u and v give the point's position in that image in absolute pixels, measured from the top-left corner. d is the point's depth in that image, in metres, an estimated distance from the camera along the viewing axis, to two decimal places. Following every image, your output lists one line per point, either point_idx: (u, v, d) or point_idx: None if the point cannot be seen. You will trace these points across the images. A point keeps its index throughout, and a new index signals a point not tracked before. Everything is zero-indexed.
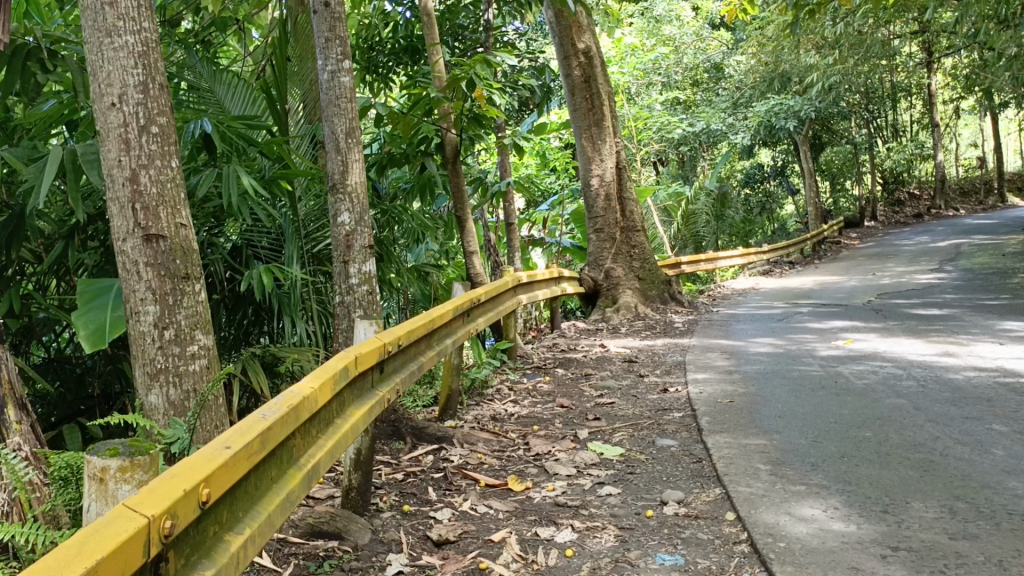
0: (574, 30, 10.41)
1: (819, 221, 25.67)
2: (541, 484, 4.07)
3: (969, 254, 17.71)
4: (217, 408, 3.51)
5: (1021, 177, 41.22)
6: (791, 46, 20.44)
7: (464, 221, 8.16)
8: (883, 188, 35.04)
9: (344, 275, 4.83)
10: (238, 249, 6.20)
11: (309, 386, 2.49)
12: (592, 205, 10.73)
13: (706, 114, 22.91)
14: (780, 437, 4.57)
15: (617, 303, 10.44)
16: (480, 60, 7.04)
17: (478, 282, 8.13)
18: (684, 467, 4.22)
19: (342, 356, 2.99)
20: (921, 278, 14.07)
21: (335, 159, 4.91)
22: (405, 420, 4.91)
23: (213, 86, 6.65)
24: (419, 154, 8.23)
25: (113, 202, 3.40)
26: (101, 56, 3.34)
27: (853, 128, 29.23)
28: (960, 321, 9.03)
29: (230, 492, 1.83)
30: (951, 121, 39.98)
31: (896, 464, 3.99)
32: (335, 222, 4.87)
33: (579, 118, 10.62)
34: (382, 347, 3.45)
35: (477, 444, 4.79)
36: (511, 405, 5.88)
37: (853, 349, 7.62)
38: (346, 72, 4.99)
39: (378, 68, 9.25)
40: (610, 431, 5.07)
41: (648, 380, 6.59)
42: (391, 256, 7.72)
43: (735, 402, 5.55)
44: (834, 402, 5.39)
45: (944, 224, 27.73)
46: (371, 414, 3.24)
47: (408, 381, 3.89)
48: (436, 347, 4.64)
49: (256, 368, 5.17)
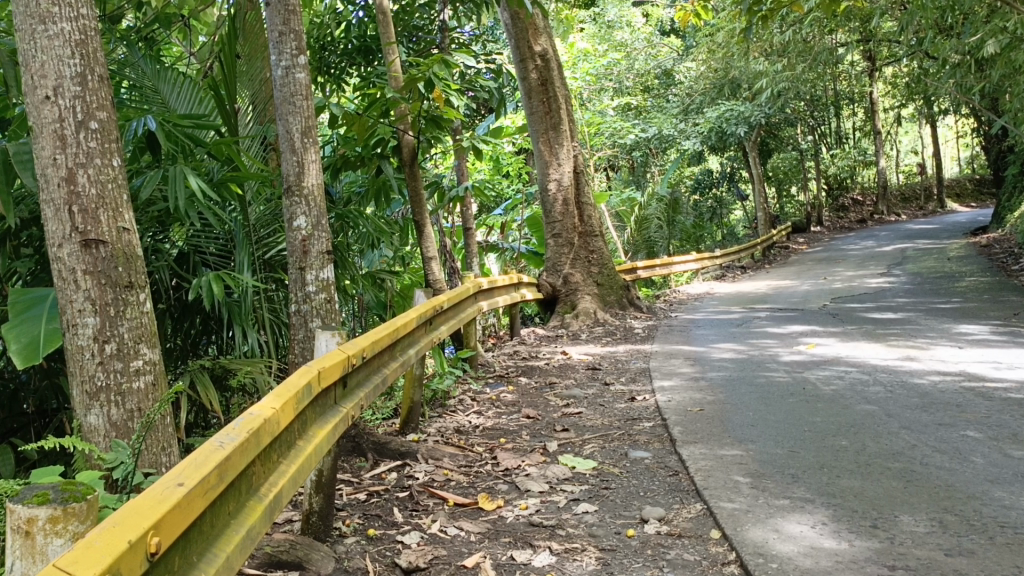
0: (530, 33, 10.21)
1: (768, 227, 26.01)
2: (513, 502, 3.86)
3: (914, 258, 18.16)
4: (163, 427, 3.21)
5: (957, 183, 42.59)
6: (741, 54, 20.69)
7: (422, 225, 7.93)
8: (828, 194, 35.79)
9: (301, 282, 4.55)
10: (184, 255, 5.83)
11: (270, 406, 2.24)
12: (550, 210, 10.56)
13: (657, 119, 23.01)
14: (756, 447, 4.46)
15: (577, 309, 10.31)
16: (438, 61, 6.84)
17: (437, 288, 7.90)
18: (661, 480, 4.07)
19: (304, 371, 2.74)
20: (872, 282, 14.29)
21: (289, 160, 4.64)
22: (366, 435, 4.66)
23: (157, 85, 6.31)
24: (375, 157, 7.92)
25: (47, 204, 3.09)
26: (34, 45, 3.04)
27: (800, 135, 29.76)
28: (916, 325, 9.13)
29: (182, 536, 1.58)
30: (892, 129, 41.11)
31: (876, 475, 3.90)
32: (290, 226, 4.59)
33: (536, 122, 10.46)
34: (346, 360, 3.22)
35: (443, 459, 4.56)
36: (475, 416, 5.66)
37: (815, 353, 7.61)
38: (301, 69, 4.72)
39: (330, 69, 8.95)
40: (580, 442, 4.90)
41: (614, 388, 6.44)
42: (347, 261, 7.47)
43: (705, 410, 5.43)
44: (805, 409, 5.32)
45: (887, 229, 28.43)
46: (334, 433, 2.99)
47: (373, 396, 3.65)
48: (399, 358, 4.41)
49: (205, 383, 4.84)
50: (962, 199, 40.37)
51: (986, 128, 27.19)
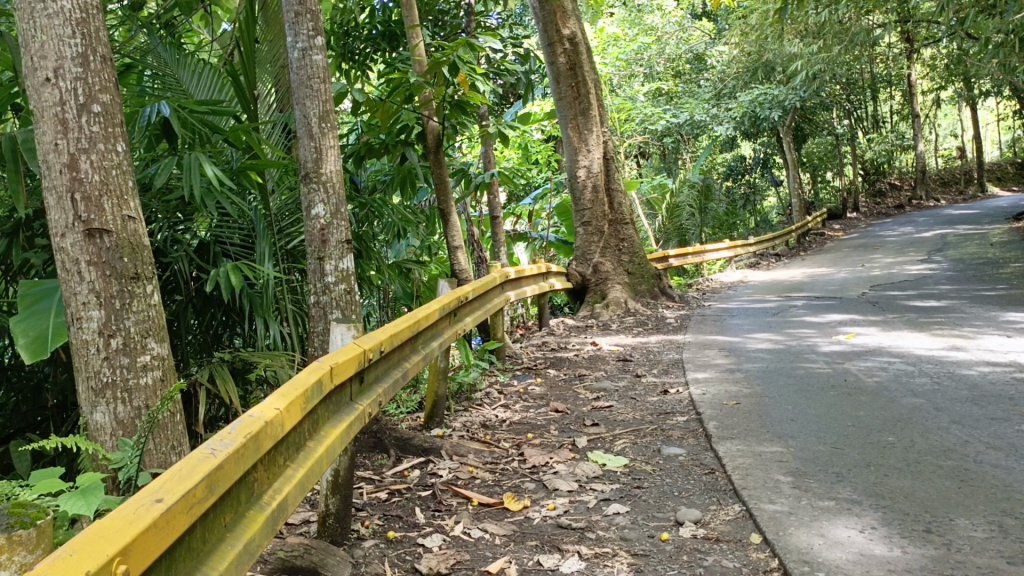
0: (558, 16, 9.97)
1: (803, 213, 25.46)
2: (540, 502, 3.67)
3: (956, 244, 17.62)
4: (173, 424, 3.07)
5: (999, 167, 41.41)
6: (775, 35, 20.20)
7: (448, 214, 7.74)
8: (865, 179, 34.98)
9: (319, 273, 4.39)
10: (205, 246, 5.71)
11: (274, 407, 2.08)
12: (580, 197, 10.34)
13: (689, 105, 22.60)
14: (797, 444, 4.22)
15: (607, 298, 10.08)
16: (463, 44, 6.64)
17: (463, 278, 7.73)
18: (696, 479, 3.86)
19: (315, 367, 2.58)
20: (913, 269, 13.84)
21: (307, 146, 4.47)
22: (389, 430, 4.51)
23: (177, 72, 6.19)
24: (399, 144, 7.75)
25: (49, 191, 2.95)
26: (33, 24, 2.89)
27: (835, 120, 29.09)
28: (961, 313, 8.77)
29: (163, 558, 1.42)
30: (931, 112, 40.13)
31: (928, 474, 3.64)
32: (309, 215, 4.43)
33: (565, 107, 10.21)
34: (363, 355, 3.05)
35: (468, 456, 4.38)
36: (502, 410, 5.48)
37: (856, 344, 7.29)
38: (318, 50, 4.55)
39: (354, 56, 8.81)
40: (610, 438, 4.70)
41: (646, 380, 6.22)
42: (370, 251, 7.30)
43: (741, 404, 5.19)
44: (848, 403, 5.05)
45: (927, 214, 27.70)
46: (349, 432, 2.82)
47: (392, 391, 3.47)
48: (422, 350, 4.23)
49: (224, 377, 4.70)
50: (1004, 182, 39.24)
51: None
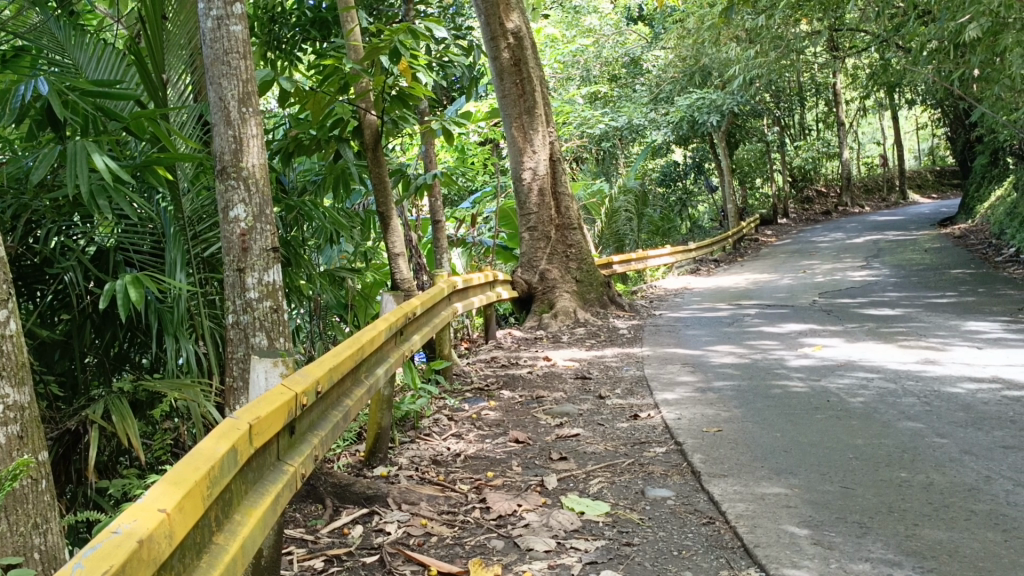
0: (501, 8, 9.33)
1: (737, 219, 25.49)
2: (514, 570, 3.01)
3: (891, 250, 17.71)
4: (35, 495, 2.31)
5: (918, 173, 42.63)
6: (712, 40, 20.03)
7: (387, 217, 7.02)
8: (792, 185, 35.42)
9: (239, 287, 3.63)
10: (104, 253, 4.86)
11: (157, 511, 1.37)
12: (525, 201, 9.73)
13: (627, 108, 22.25)
14: (800, 483, 3.67)
15: (555, 308, 9.51)
16: (405, 28, 5.99)
17: (404, 287, 7.01)
18: (694, 533, 3.27)
19: (229, 428, 1.87)
20: (856, 275, 13.70)
21: (223, 134, 3.70)
22: (324, 475, 3.80)
23: (71, 53, 5.31)
24: (333, 140, 6.95)
25: None
26: None
27: (766, 127, 29.34)
28: (920, 322, 8.48)
29: None
30: (854, 122, 41.17)
31: (964, 523, 3.15)
32: (226, 217, 3.66)
33: (509, 105, 9.58)
34: (293, 402, 2.34)
35: (420, 504, 3.69)
36: (454, 441, 4.80)
37: (824, 357, 6.86)
38: (236, 20, 3.80)
39: (280, 44, 7.96)
40: (583, 476, 4.07)
41: (611, 402, 5.63)
42: (301, 259, 6.53)
43: (724, 431, 4.64)
44: (842, 429, 4.55)
45: (855, 220, 28.16)
46: (274, 507, 2.11)
47: (330, 440, 2.76)
48: (365, 382, 3.52)
49: (122, 412, 3.89)
50: (924, 189, 40.49)
51: (952, 119, 26.98)
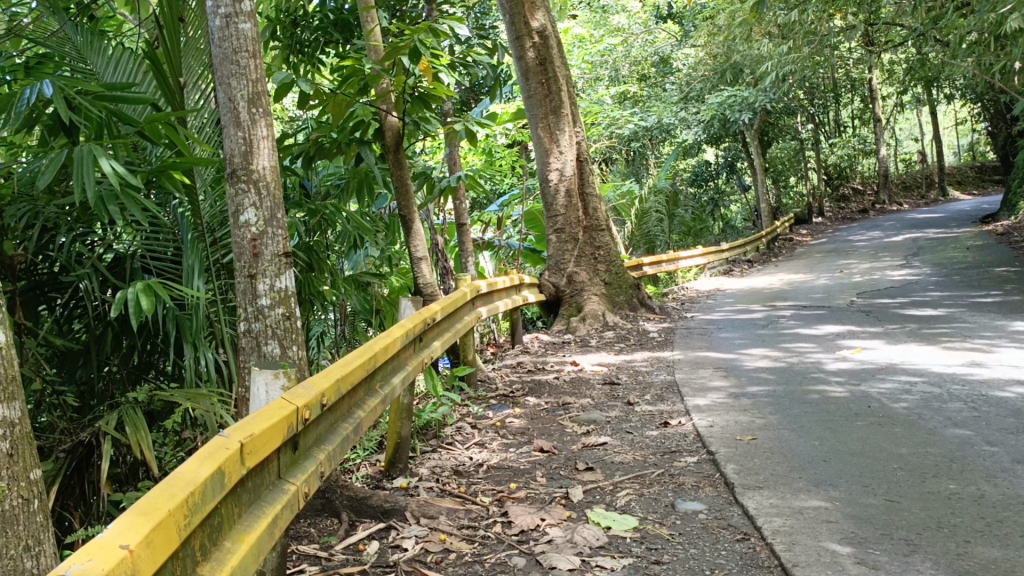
0: (526, 7, 9.16)
1: (770, 218, 25.00)
2: None
3: (931, 248, 17.19)
4: (26, 515, 2.20)
5: (958, 169, 41.54)
6: (742, 37, 19.64)
7: (410, 220, 6.89)
8: (828, 184, 34.70)
9: (250, 294, 3.51)
10: (121, 260, 4.79)
11: (117, 549, 1.24)
12: (552, 203, 9.55)
13: (657, 107, 21.92)
14: (841, 496, 3.46)
15: (583, 311, 9.31)
16: (425, 27, 5.84)
17: (427, 291, 6.86)
18: (728, 550, 3.07)
19: (217, 448, 1.73)
20: (895, 274, 13.28)
21: (233, 137, 3.59)
22: (340, 488, 3.66)
23: (89, 58, 5.24)
24: (354, 143, 6.84)
25: None
26: None
27: (800, 124, 28.77)
28: (965, 323, 8.13)
29: None
30: (891, 117, 40.27)
31: (1019, 539, 2.92)
32: (237, 222, 3.56)
33: (534, 105, 9.41)
34: (293, 417, 2.19)
35: (439, 518, 3.54)
36: (477, 451, 4.65)
37: (864, 361, 6.57)
38: (245, 18, 3.68)
39: (303, 47, 7.86)
40: (610, 488, 3.89)
41: (640, 409, 5.42)
42: (323, 264, 6.42)
43: (758, 440, 4.42)
44: (884, 437, 4.31)
45: (892, 218, 27.49)
46: (272, 531, 1.96)
47: (337, 456, 2.60)
48: (380, 392, 3.37)
49: (135, 423, 3.79)
50: (964, 185, 39.43)
51: (994, 113, 26.19)
